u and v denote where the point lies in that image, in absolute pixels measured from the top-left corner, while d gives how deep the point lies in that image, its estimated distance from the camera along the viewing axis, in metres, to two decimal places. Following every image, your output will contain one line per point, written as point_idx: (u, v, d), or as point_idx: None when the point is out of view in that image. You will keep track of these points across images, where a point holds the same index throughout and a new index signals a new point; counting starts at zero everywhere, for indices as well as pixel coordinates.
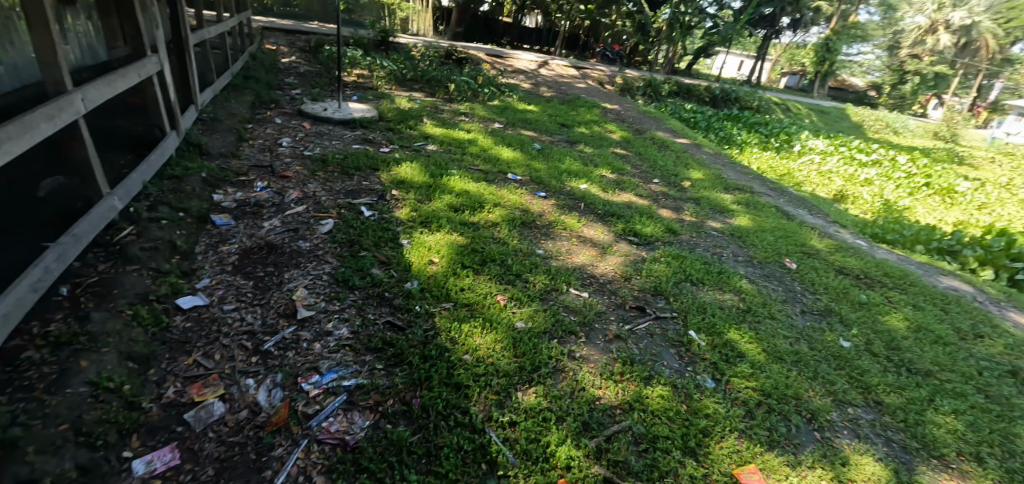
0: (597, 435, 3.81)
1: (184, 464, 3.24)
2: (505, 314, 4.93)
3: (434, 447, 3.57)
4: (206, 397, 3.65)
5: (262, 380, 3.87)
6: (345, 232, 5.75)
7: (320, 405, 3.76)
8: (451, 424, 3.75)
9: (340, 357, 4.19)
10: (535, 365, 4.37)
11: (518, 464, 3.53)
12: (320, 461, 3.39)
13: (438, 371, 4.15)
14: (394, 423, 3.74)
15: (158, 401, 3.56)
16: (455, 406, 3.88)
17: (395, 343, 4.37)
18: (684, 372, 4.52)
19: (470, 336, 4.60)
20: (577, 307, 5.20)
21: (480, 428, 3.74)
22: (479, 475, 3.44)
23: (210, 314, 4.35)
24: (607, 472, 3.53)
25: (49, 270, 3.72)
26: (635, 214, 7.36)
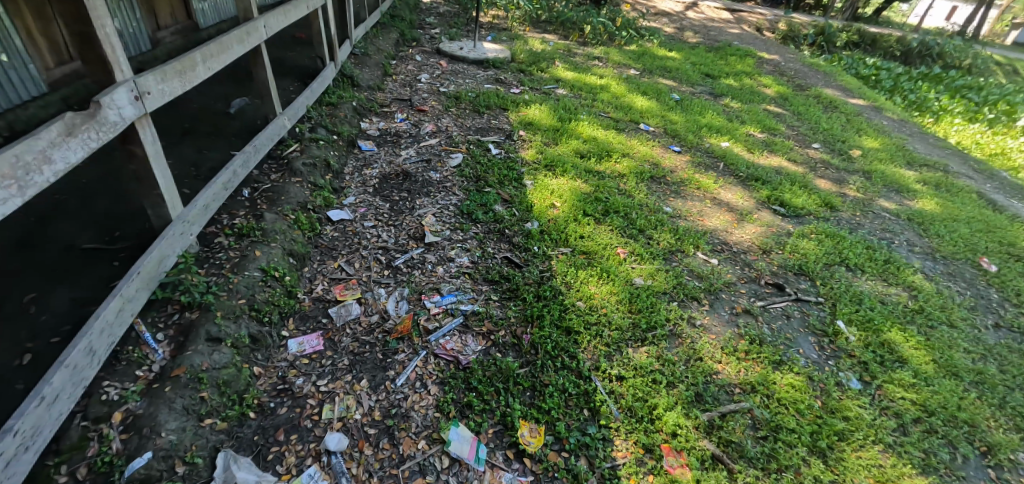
0: (711, 409, 3.63)
1: (326, 350, 3.70)
2: (624, 268, 4.76)
3: (540, 383, 3.66)
4: (346, 298, 4.08)
5: (391, 291, 4.22)
6: (472, 167, 5.86)
7: (439, 323, 4.01)
8: (557, 365, 3.80)
9: (460, 283, 4.39)
10: (651, 324, 4.20)
11: (622, 418, 3.51)
12: (437, 372, 3.67)
13: (551, 313, 4.18)
14: (503, 352, 3.88)
15: (309, 294, 4.05)
16: (564, 348, 3.91)
17: (511, 278, 4.46)
18: (823, 366, 4.08)
19: (586, 283, 4.54)
20: (702, 273, 4.84)
21: (587, 375, 3.74)
22: (580, 418, 3.49)
23: (354, 228, 4.76)
24: (716, 450, 3.37)
25: (236, 173, 4.29)
26: (785, 180, 6.52)
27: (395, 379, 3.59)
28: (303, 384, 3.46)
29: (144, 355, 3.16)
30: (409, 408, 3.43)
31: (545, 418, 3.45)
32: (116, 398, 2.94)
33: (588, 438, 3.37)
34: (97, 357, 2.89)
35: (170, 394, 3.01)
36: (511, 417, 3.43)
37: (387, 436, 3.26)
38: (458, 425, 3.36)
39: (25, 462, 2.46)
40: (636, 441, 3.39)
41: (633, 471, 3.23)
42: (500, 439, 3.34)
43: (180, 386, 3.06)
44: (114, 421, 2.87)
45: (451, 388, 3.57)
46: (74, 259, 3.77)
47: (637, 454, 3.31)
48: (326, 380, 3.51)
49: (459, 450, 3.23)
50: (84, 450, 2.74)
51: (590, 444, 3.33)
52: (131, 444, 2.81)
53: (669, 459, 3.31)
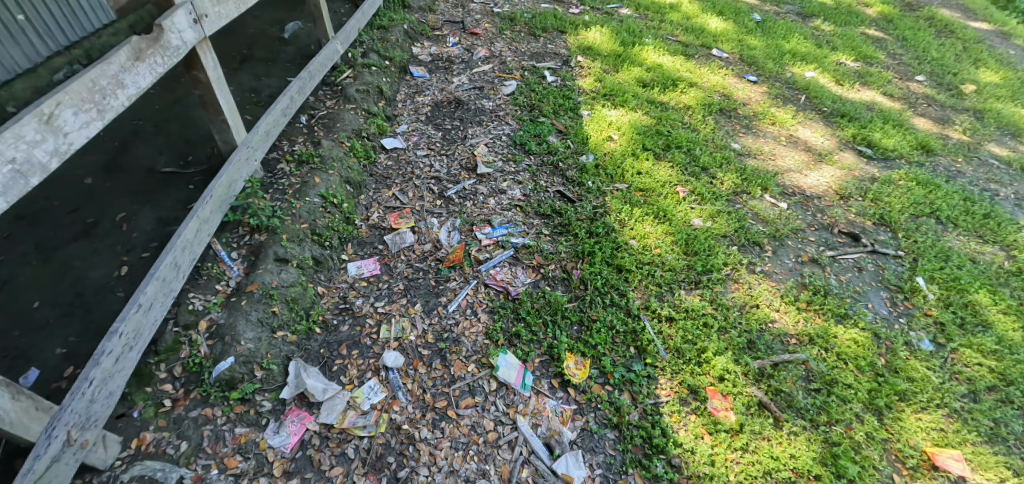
0: (763, 358, 3.55)
1: (382, 275, 3.87)
2: (682, 208, 4.55)
3: (588, 319, 3.70)
4: (401, 226, 4.18)
5: (444, 221, 4.27)
6: (526, 96, 5.65)
7: (489, 254, 4.06)
8: (606, 302, 3.80)
9: (510, 216, 4.37)
10: (706, 267, 4.06)
11: (668, 359, 3.51)
12: (487, 302, 3.77)
13: (603, 250, 4.12)
14: (552, 286, 3.91)
15: (366, 220, 4.19)
16: (614, 286, 3.89)
17: (563, 213, 4.39)
18: (893, 323, 3.85)
19: (641, 222, 4.40)
20: (768, 217, 4.57)
21: (635, 313, 3.73)
22: (626, 355, 3.53)
23: (407, 156, 4.78)
24: (764, 398, 3.35)
25: (294, 99, 4.35)
26: (875, 117, 5.85)
27: (446, 306, 3.73)
28: (362, 305, 3.67)
29: (222, 272, 3.44)
30: (460, 333, 3.58)
31: (591, 352, 3.51)
32: (201, 309, 3.25)
33: (632, 375, 3.42)
34: (182, 272, 3.16)
35: (246, 307, 3.27)
36: (557, 349, 3.52)
37: (439, 358, 3.45)
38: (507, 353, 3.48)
39: (131, 359, 2.80)
40: (680, 382, 3.40)
41: (676, 409, 3.28)
42: (546, 369, 3.46)
43: (254, 300, 3.32)
44: (200, 328, 3.19)
45: (500, 317, 3.68)
46: (156, 182, 4.05)
47: (681, 394, 3.35)
48: (383, 303, 3.70)
49: (507, 376, 3.37)
50: (178, 352, 3.10)
51: (635, 380, 3.39)
52: (216, 349, 3.14)
53: (713, 401, 3.32)
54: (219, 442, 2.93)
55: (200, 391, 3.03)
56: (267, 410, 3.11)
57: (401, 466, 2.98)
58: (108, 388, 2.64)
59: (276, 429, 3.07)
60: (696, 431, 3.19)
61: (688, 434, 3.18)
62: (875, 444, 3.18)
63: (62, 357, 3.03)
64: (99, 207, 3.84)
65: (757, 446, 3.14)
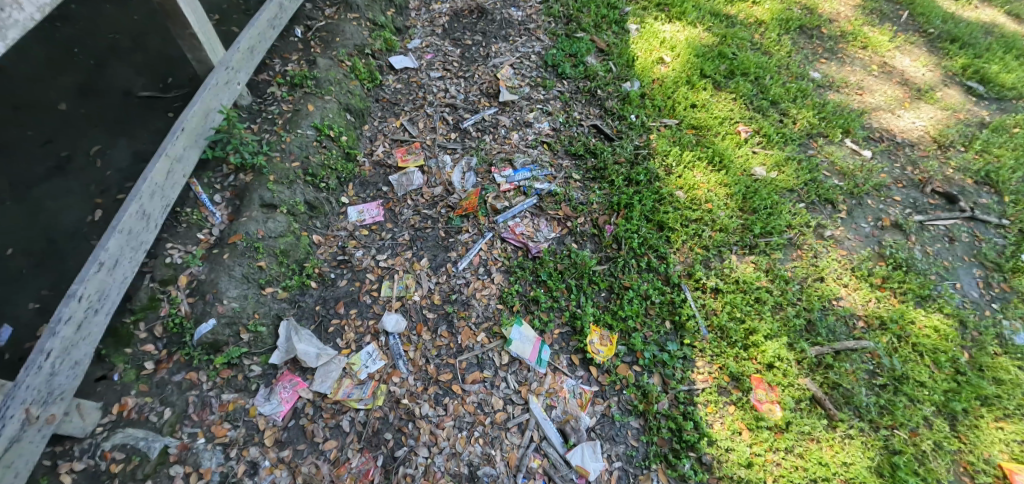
0: (823, 344, 3.08)
1: (386, 223, 3.40)
2: (742, 153, 3.82)
3: (618, 286, 3.17)
4: (408, 165, 3.62)
5: (458, 160, 3.69)
6: (563, 5, 4.73)
7: (508, 202, 3.48)
8: (641, 266, 3.25)
9: (536, 155, 3.73)
10: (766, 229, 3.44)
11: (709, 339, 3.02)
12: (502, 259, 3.27)
13: (643, 202, 3.46)
14: (579, 244, 3.35)
15: (370, 156, 3.65)
16: (652, 247, 3.30)
17: (598, 154, 3.71)
18: (984, 308, 3.27)
19: (690, 169, 3.70)
20: (846, 168, 3.87)
21: (676, 282, 3.18)
22: (659, 331, 3.05)
23: (418, 79, 4.10)
24: (819, 392, 2.91)
25: (285, 7, 3.65)
26: (995, 42, 4.73)
27: (457, 263, 3.26)
28: (362, 258, 3.25)
29: (203, 218, 3.03)
30: (470, 296, 3.15)
31: (620, 326, 3.04)
32: (179, 262, 2.88)
33: (666, 356, 2.96)
34: (153, 221, 2.75)
35: (229, 263, 2.88)
36: (581, 320, 3.04)
37: (446, 324, 3.05)
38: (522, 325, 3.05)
39: (99, 323, 2.49)
40: (720, 366, 2.94)
41: (712, 399, 2.85)
42: (566, 343, 3.03)
43: (238, 254, 2.91)
44: (180, 284, 2.85)
45: (517, 279, 3.20)
46: (133, 108, 3.56)
47: (720, 380, 2.90)
48: (386, 256, 3.27)
49: (519, 351, 2.97)
50: (157, 310, 2.78)
51: (668, 362, 2.94)
52: (197, 308, 2.80)
53: (758, 392, 2.88)
54: (206, 409, 2.71)
55: (183, 354, 2.75)
56: (257, 374, 2.83)
57: (399, 444, 2.71)
58: (72, 358, 2.36)
59: (267, 396, 2.81)
60: (732, 426, 2.78)
61: (723, 428, 2.78)
62: (942, 456, 2.75)
63: (35, 313, 2.77)
64: (72, 138, 3.40)
65: (804, 448, 2.75)
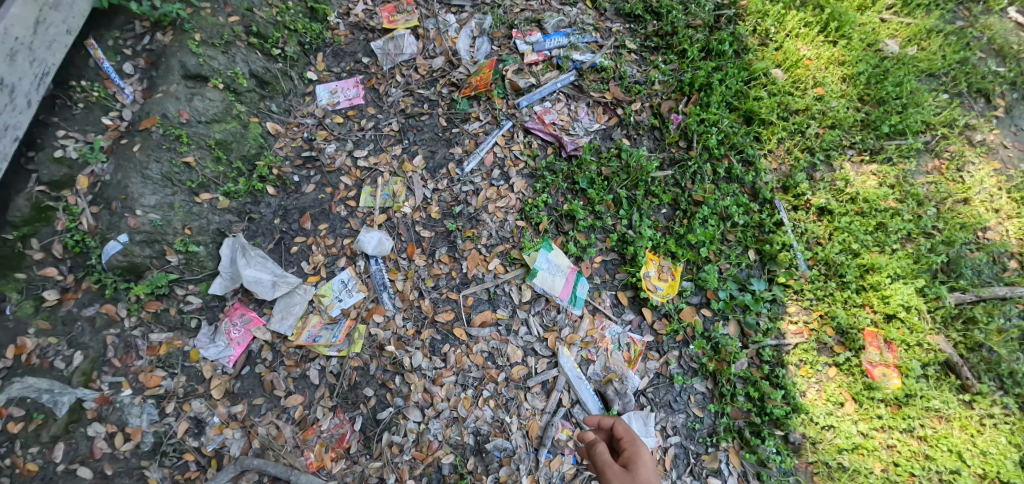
0: (966, 291, 2.24)
1: (367, 108, 2.49)
2: (868, 18, 2.71)
3: (687, 202, 2.29)
4: (397, 27, 2.60)
5: (466, 21, 2.65)
6: None
7: (535, 80, 2.49)
8: (717, 173, 2.36)
9: (575, 15, 2.66)
10: (899, 127, 2.49)
11: (810, 276, 2.24)
12: (524, 158, 2.35)
13: (726, 82, 2.49)
14: (633, 141, 2.43)
15: (344, 15, 2.63)
16: (736, 147, 2.40)
17: (663, 14, 2.64)
18: None
19: (794, 39, 2.65)
20: (1010, 46, 2.73)
21: (768, 198, 2.34)
22: (740, 264, 2.24)
23: None
24: (955, 356, 2.15)
25: None
26: None
27: (462, 162, 2.34)
28: (334, 156, 2.39)
29: (107, 97, 2.17)
30: (480, 209, 2.26)
31: (687, 256, 2.19)
32: (75, 157, 2.08)
33: (749, 298, 2.18)
34: (24, 96, 1.93)
35: (142, 158, 2.04)
36: (633, 247, 2.19)
37: (446, 246, 2.21)
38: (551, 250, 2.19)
39: None
40: (821, 314, 2.21)
41: (808, 359, 2.14)
42: (611, 277, 2.22)
43: (151, 147, 2.05)
44: (80, 189, 2.07)
45: (546, 187, 2.28)
46: None
47: (820, 334, 2.18)
48: (367, 154, 2.39)
49: (547, 287, 2.16)
50: (51, 224, 2.03)
51: (751, 307, 2.17)
52: (103, 221, 2.03)
53: (870, 352, 2.15)
54: (130, 353, 2.04)
55: (93, 282, 2.02)
56: (196, 308, 2.12)
57: (383, 404, 2.02)
58: None
59: (212, 336, 2.13)
60: (830, 395, 2.11)
61: (820, 398, 2.11)
62: None
63: None
64: None
65: (928, 430, 2.07)
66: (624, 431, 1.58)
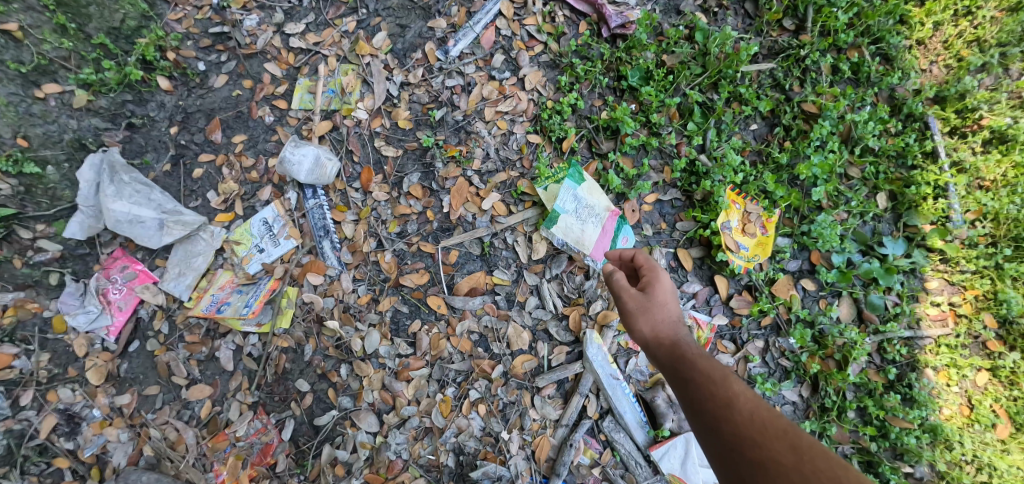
0: None
1: None
2: None
3: (792, 116, 1.50)
4: None
5: None
6: None
7: None
8: (841, 72, 1.55)
9: None
10: None
11: (969, 238, 1.51)
12: (543, 38, 1.51)
13: None
14: (714, 17, 1.57)
15: None
16: (872, 33, 1.57)
17: None
18: None
19: None
20: None
21: (916, 113, 1.56)
22: (864, 216, 1.50)
23: None
24: None
25: None
26: None
27: (446, 42, 1.51)
28: (256, 32, 1.57)
29: None
30: (473, 115, 1.48)
31: (788, 199, 1.43)
32: None
33: (878, 267, 1.46)
34: None
35: None
36: (708, 182, 1.41)
37: (421, 173, 1.45)
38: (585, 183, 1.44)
39: None
40: (977, 294, 1.50)
41: (954, 359, 1.47)
42: (669, 228, 1.47)
43: None
44: None
45: (575, 84, 1.48)
46: None
47: (972, 323, 1.49)
48: (304, 29, 1.57)
49: (574, 237, 1.40)
50: None
51: (879, 280, 1.46)
52: None
53: None
54: None
55: None
56: (53, 258, 1.44)
57: (324, 405, 1.38)
58: None
59: (81, 297, 1.46)
60: (977, 414, 1.44)
61: (963, 416, 1.45)
62: None
63: None
64: None
65: None
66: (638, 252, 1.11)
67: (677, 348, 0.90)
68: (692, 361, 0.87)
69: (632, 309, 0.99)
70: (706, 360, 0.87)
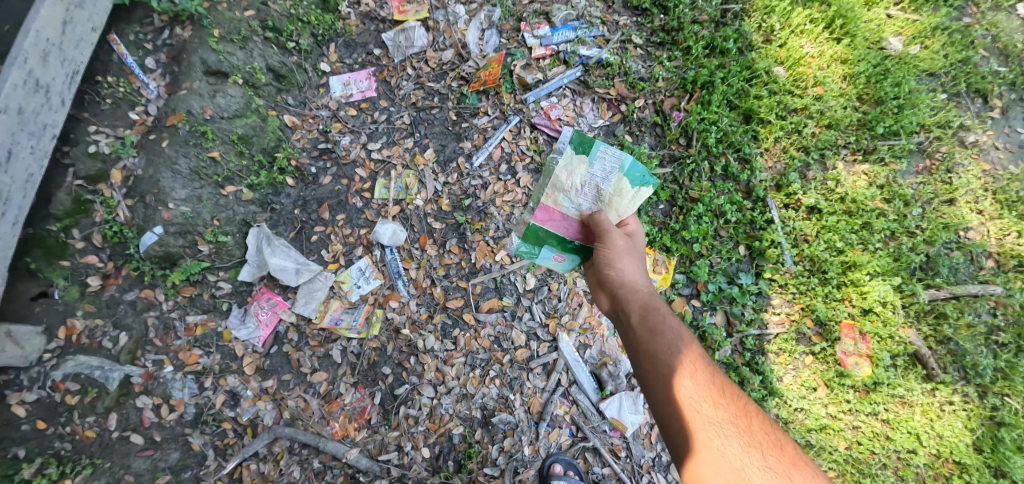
0: (940, 288, 2.45)
1: (379, 101, 2.58)
2: (873, 16, 2.81)
3: (683, 200, 2.46)
4: (408, 18, 2.66)
5: (476, 11, 2.71)
6: None
7: (542, 76, 2.62)
8: (716, 170, 2.51)
9: (584, 7, 2.75)
10: (893, 128, 2.61)
11: (795, 272, 2.42)
12: (531, 154, 2.53)
13: (727, 81, 2.59)
14: (635, 137, 2.58)
15: (355, 4, 2.67)
16: (733, 146, 2.54)
17: (671, 8, 2.72)
18: None
19: (798, 36, 2.72)
20: (1012, 46, 2.89)
21: (761, 196, 2.49)
22: (730, 259, 2.43)
23: None
24: (923, 348, 2.35)
25: None
26: None
27: (471, 157, 2.51)
28: (349, 148, 2.51)
29: (132, 91, 2.26)
30: (489, 203, 2.45)
31: (680, 250, 2.39)
32: (107, 152, 2.19)
33: (736, 291, 2.39)
34: (58, 95, 2.05)
35: (170, 153, 2.17)
36: None
37: (456, 237, 2.41)
38: (623, 214, 1.92)
39: (8, 237, 1.94)
40: (803, 306, 2.40)
41: (787, 348, 2.36)
42: None
43: (179, 143, 2.18)
44: (114, 182, 2.19)
45: None
46: None
47: (799, 325, 2.38)
48: (380, 147, 2.52)
49: (578, 164, 1.93)
50: (91, 215, 2.17)
51: (737, 299, 2.38)
52: (138, 213, 2.17)
53: (845, 343, 2.35)
54: (169, 334, 2.24)
55: (133, 269, 2.20)
56: (227, 293, 2.32)
57: (400, 381, 2.25)
58: None
59: (242, 317, 2.32)
60: (805, 381, 2.33)
61: (795, 383, 2.34)
62: None
63: None
64: None
65: (891, 414, 2.30)
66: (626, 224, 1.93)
67: (653, 307, 1.66)
68: (664, 322, 1.62)
69: (629, 279, 1.73)
70: (669, 322, 1.62)
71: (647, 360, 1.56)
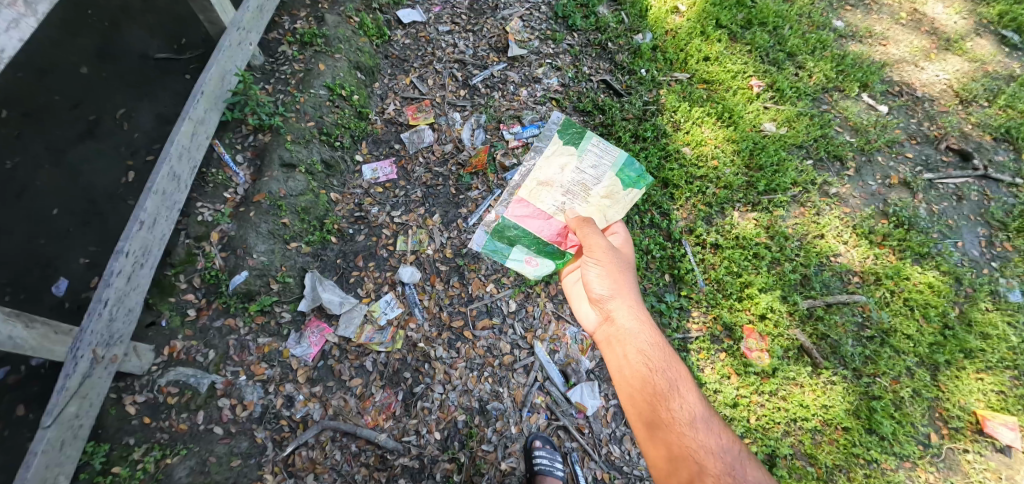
0: (815, 297, 3.28)
1: (399, 181, 3.55)
2: (753, 108, 3.86)
3: None
4: (419, 122, 3.73)
5: (468, 117, 3.80)
6: None
7: (517, 160, 3.66)
8: (644, 221, 3.46)
9: (545, 112, 3.85)
10: (770, 186, 3.58)
11: (706, 291, 3.27)
12: None
13: (649, 158, 3.62)
14: None
15: (381, 113, 3.73)
16: (656, 204, 3.50)
17: (606, 110, 3.82)
18: (982, 267, 3.49)
19: (699, 124, 3.79)
20: (859, 124, 3.91)
21: (677, 238, 3.41)
22: (659, 284, 3.29)
23: (426, 35, 4.09)
24: (807, 342, 3.15)
25: None
26: None
27: (467, 218, 3.47)
28: (377, 214, 3.44)
29: (227, 178, 3.23)
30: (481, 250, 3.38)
31: None
32: (210, 220, 3.12)
33: (663, 306, 3.21)
34: (183, 181, 2.99)
35: (255, 220, 3.11)
36: None
37: (457, 275, 3.30)
38: (610, 210, 2.76)
39: (145, 276, 2.78)
40: (714, 316, 3.21)
41: (704, 347, 3.12)
42: None
43: (262, 212, 3.14)
44: (213, 240, 3.10)
45: None
46: (152, 71, 3.65)
47: (713, 330, 3.18)
48: (400, 213, 3.46)
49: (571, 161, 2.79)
50: (194, 264, 3.05)
51: (664, 312, 3.19)
52: (229, 262, 3.06)
53: (748, 341, 3.14)
54: (244, 351, 2.97)
55: (221, 303, 3.00)
56: (287, 320, 3.07)
57: (417, 382, 3.01)
58: (126, 305, 2.67)
59: (298, 340, 3.05)
60: (721, 371, 3.07)
61: (713, 372, 3.07)
62: (920, 402, 3.05)
63: (86, 267, 3.10)
64: (98, 101, 3.51)
65: (786, 392, 3.03)
66: (627, 261, 2.53)
67: (656, 348, 2.33)
68: (664, 363, 2.28)
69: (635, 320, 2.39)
70: (668, 363, 2.28)
71: (653, 395, 2.23)
